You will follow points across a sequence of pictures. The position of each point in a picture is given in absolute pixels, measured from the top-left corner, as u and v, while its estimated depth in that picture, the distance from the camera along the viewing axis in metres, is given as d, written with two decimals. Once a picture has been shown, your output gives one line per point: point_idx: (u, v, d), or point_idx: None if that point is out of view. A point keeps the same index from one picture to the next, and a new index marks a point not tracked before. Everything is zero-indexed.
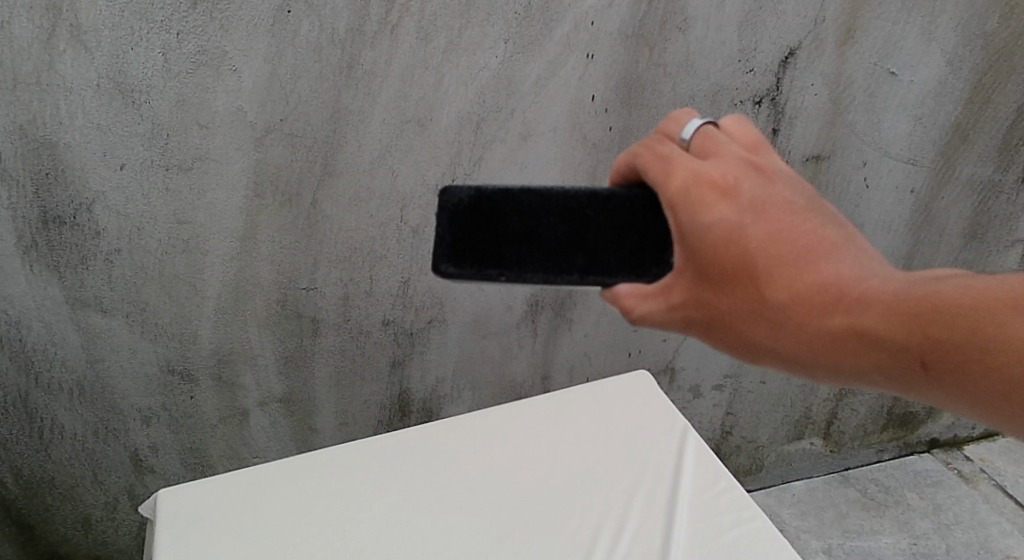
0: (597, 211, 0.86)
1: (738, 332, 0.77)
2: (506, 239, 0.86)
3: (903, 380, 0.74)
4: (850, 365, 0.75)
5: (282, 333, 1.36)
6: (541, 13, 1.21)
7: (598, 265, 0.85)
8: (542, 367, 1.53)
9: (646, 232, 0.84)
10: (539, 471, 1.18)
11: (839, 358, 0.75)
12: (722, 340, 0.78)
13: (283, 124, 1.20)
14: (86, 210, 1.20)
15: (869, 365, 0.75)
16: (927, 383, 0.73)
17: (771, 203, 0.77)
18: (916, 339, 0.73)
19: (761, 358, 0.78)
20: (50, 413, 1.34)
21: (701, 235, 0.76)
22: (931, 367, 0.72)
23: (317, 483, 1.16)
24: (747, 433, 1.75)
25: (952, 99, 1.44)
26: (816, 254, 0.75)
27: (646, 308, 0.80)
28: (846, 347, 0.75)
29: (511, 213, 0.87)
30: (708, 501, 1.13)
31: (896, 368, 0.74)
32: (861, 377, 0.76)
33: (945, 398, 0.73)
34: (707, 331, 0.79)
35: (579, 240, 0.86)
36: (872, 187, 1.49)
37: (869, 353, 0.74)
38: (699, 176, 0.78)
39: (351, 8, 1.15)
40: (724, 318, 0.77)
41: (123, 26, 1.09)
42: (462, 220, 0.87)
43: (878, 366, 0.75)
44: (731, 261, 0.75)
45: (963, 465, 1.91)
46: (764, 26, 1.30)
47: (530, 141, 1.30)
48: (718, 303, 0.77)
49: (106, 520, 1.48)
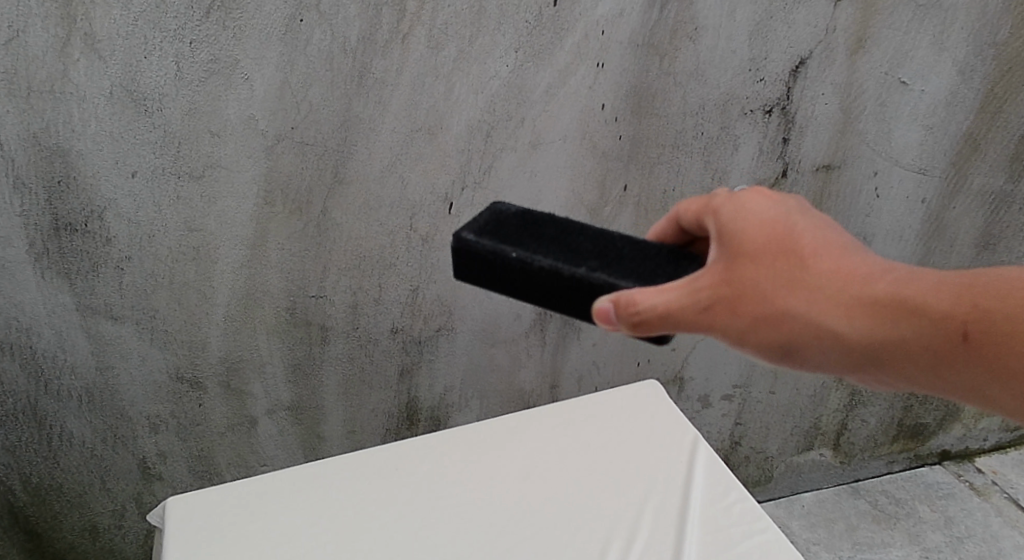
0: (627, 245, 0.94)
1: (775, 305, 0.81)
2: (532, 235, 0.94)
3: (942, 349, 0.81)
4: (892, 336, 0.82)
5: (291, 341, 1.36)
6: (552, 22, 1.21)
7: (607, 269, 0.89)
8: (550, 377, 1.53)
9: (660, 265, 0.90)
10: (548, 480, 1.18)
11: (881, 329, 0.82)
12: (753, 316, 0.82)
13: (294, 133, 1.20)
14: (97, 218, 1.20)
15: (910, 336, 0.82)
16: (969, 352, 0.81)
17: (808, 211, 0.86)
18: (960, 308, 0.81)
19: (796, 332, 0.82)
20: (60, 421, 1.34)
21: (748, 221, 0.83)
22: (972, 334, 0.80)
23: (327, 492, 1.16)
24: (756, 444, 1.74)
25: (963, 109, 1.43)
26: (854, 247, 0.85)
27: (670, 296, 0.83)
28: (889, 318, 0.82)
29: (548, 226, 0.96)
30: (719, 512, 1.13)
31: (941, 339, 0.81)
32: (900, 353, 0.82)
33: (986, 370, 0.80)
34: (735, 311, 0.82)
35: (598, 253, 0.92)
36: (883, 197, 1.49)
37: (913, 323, 0.81)
38: (743, 190, 0.88)
39: (363, 16, 1.15)
40: (760, 292, 0.81)
41: (136, 34, 1.10)
42: (500, 220, 0.96)
43: (920, 336, 0.81)
44: (776, 241, 0.82)
45: (975, 477, 1.89)
46: (775, 35, 1.30)
47: (540, 149, 1.30)
48: (756, 277, 0.82)
49: (114, 528, 1.47)
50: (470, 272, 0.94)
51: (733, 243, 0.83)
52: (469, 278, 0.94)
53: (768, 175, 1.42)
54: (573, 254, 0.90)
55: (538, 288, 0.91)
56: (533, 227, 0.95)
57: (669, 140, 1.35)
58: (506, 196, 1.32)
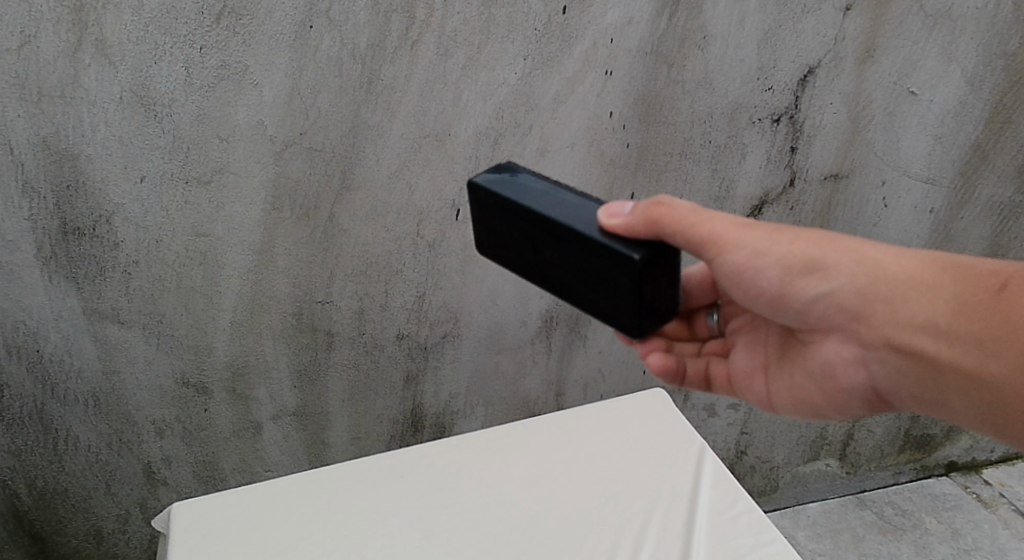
0: None
1: (820, 236, 0.89)
2: None
3: (966, 297, 0.82)
4: (927, 278, 0.84)
5: (297, 346, 1.36)
6: (560, 30, 1.21)
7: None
8: (556, 384, 1.52)
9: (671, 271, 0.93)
10: (554, 489, 1.18)
11: (916, 269, 0.85)
12: (793, 237, 0.89)
13: (303, 139, 1.20)
14: (105, 222, 1.20)
15: (945, 282, 0.84)
16: (996, 302, 0.81)
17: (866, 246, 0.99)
18: (1005, 268, 0.83)
19: (830, 253, 0.88)
20: (66, 425, 1.34)
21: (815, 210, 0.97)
22: (1008, 285, 0.81)
23: (330, 499, 1.16)
24: (762, 454, 1.73)
25: (972, 119, 1.43)
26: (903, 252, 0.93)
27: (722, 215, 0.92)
28: (925, 260, 0.85)
29: None
30: (726, 524, 1.12)
31: (971, 287, 0.83)
32: (924, 294, 0.84)
33: (1005, 320, 0.80)
34: (777, 231, 0.90)
35: None
36: (891, 206, 1.48)
37: (946, 272, 0.84)
38: None
39: (372, 23, 1.15)
40: (808, 229, 0.91)
41: (147, 40, 1.10)
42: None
43: (953, 283, 0.83)
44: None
45: (982, 488, 1.88)
46: (783, 44, 1.30)
47: (548, 156, 1.30)
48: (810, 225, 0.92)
49: (118, 533, 1.47)
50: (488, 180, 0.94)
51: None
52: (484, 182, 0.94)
53: (776, 183, 1.41)
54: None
55: (553, 200, 0.91)
56: None
57: (676, 148, 1.34)
58: None
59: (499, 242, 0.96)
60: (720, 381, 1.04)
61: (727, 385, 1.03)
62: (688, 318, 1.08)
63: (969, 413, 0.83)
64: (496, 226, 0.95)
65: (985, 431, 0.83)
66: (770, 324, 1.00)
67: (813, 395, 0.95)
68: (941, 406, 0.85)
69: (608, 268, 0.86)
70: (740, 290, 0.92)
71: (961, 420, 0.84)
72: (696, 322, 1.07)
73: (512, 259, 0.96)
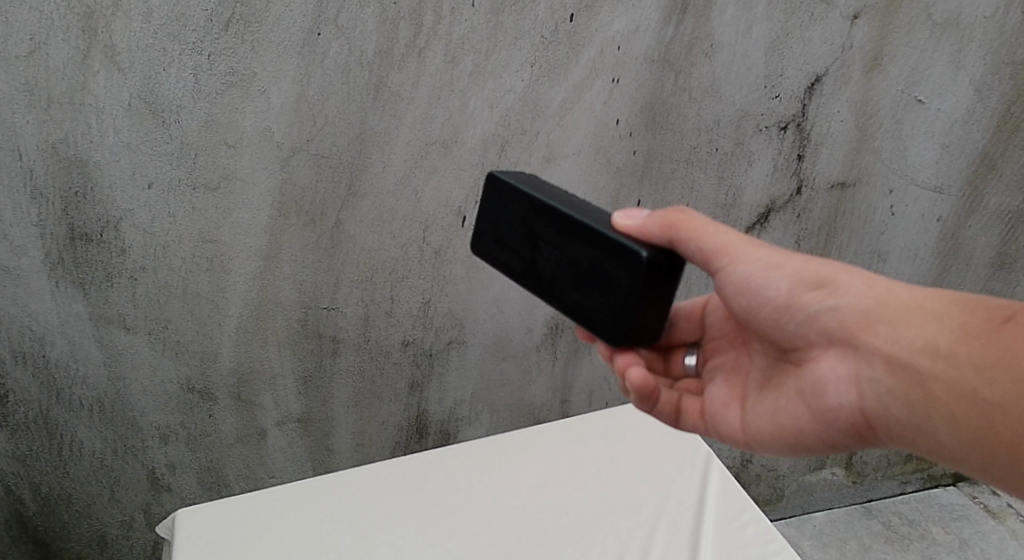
0: None
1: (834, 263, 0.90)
2: None
3: (971, 324, 0.81)
4: (934, 304, 0.84)
5: (302, 353, 1.36)
6: (568, 38, 1.21)
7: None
8: (561, 391, 1.52)
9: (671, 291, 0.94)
10: (560, 497, 1.17)
11: (925, 297, 0.85)
12: (804, 258, 0.90)
13: (310, 145, 1.20)
14: (113, 227, 1.20)
15: (953, 310, 0.83)
16: (1001, 329, 0.79)
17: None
18: (1016, 303, 0.82)
19: (842, 275, 0.88)
20: (70, 430, 1.34)
21: None
22: (1014, 317, 0.80)
23: (335, 507, 1.15)
24: (767, 462, 1.73)
25: (979, 128, 1.43)
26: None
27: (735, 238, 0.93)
28: (936, 291, 0.85)
29: None
30: (733, 534, 1.12)
31: (978, 315, 0.81)
32: (929, 317, 0.83)
33: (1007, 348, 0.78)
34: (789, 253, 0.91)
35: None
36: (898, 215, 1.48)
37: (955, 302, 0.83)
38: None
39: (380, 30, 1.15)
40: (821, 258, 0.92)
41: (156, 47, 1.10)
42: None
43: (961, 311, 0.82)
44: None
45: (990, 499, 1.88)
46: (791, 52, 1.30)
47: (554, 164, 1.30)
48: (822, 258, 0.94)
49: (121, 539, 1.47)
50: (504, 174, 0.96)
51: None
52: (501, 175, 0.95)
53: (783, 191, 1.41)
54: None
55: (566, 201, 0.93)
56: None
57: (683, 156, 1.34)
58: None
59: (498, 240, 0.95)
60: (692, 413, 1.00)
61: (701, 417, 0.99)
62: (665, 353, 1.06)
63: (955, 443, 0.80)
64: (500, 219, 0.95)
65: (970, 464, 0.80)
66: (756, 358, 0.97)
67: (794, 421, 0.91)
68: (927, 435, 0.82)
69: (612, 268, 0.87)
70: (745, 302, 0.91)
71: (945, 452, 0.81)
72: (673, 360, 1.05)
73: (506, 259, 0.95)
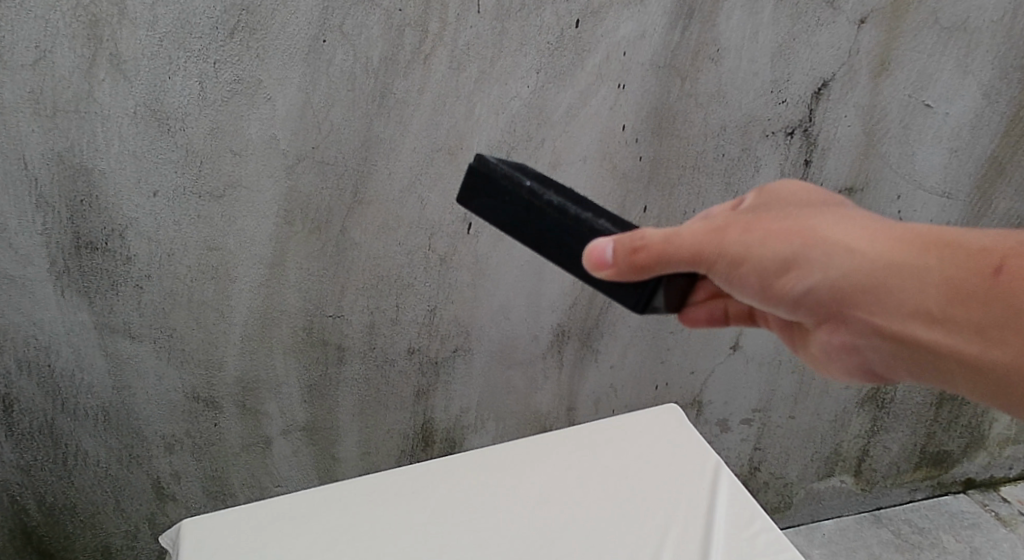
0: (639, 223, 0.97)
1: (792, 224, 0.85)
2: (552, 183, 0.96)
3: (960, 282, 0.81)
4: (913, 264, 0.82)
5: (307, 360, 1.35)
6: (574, 44, 1.21)
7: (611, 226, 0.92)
8: (567, 399, 1.51)
9: None
10: (567, 506, 1.16)
11: (902, 255, 0.82)
12: (762, 231, 0.85)
13: (315, 152, 1.20)
14: (118, 236, 1.20)
15: (936, 268, 0.82)
16: (993, 286, 0.80)
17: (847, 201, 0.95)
18: (996, 247, 0.82)
19: (808, 250, 0.84)
20: (75, 440, 1.34)
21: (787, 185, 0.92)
22: (1004, 267, 0.80)
23: (342, 516, 1.15)
24: (775, 470, 1.72)
25: (988, 132, 1.42)
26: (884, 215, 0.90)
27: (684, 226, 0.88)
28: (911, 244, 0.83)
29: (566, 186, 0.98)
30: (743, 543, 1.10)
31: (968, 270, 0.81)
32: (913, 283, 0.82)
33: (1006, 306, 0.79)
34: (745, 229, 0.86)
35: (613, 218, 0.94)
36: (906, 220, 1.47)
37: (938, 254, 0.82)
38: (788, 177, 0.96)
39: (385, 37, 1.15)
40: (776, 217, 0.87)
41: (161, 55, 1.10)
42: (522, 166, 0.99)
43: (943, 265, 0.81)
44: (805, 193, 0.90)
45: (1001, 506, 1.86)
46: (797, 57, 1.29)
47: (560, 170, 1.29)
48: (779, 209, 0.88)
49: (126, 549, 1.46)
50: (473, 203, 0.93)
51: (772, 193, 0.91)
52: (473, 206, 0.93)
53: None
54: (582, 204, 0.93)
55: (541, 226, 0.92)
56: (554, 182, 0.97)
57: (689, 161, 1.34)
58: None
59: None
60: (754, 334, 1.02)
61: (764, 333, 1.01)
62: None
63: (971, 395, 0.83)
64: None
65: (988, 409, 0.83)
66: None
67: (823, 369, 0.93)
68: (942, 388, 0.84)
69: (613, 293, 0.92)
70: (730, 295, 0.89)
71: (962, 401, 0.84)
72: None
73: None
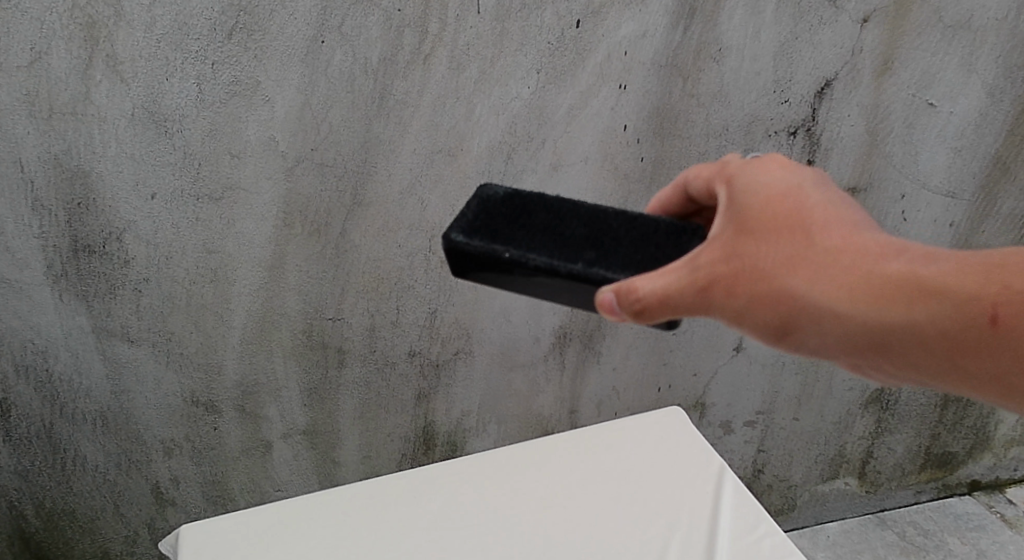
0: (621, 224, 0.89)
1: (774, 280, 0.76)
2: (523, 225, 0.88)
3: (958, 334, 0.74)
4: (907, 320, 0.75)
5: (307, 364, 1.34)
6: (574, 43, 1.20)
7: (605, 264, 0.84)
8: (569, 402, 1.50)
9: (662, 246, 0.87)
10: (570, 510, 1.15)
11: (893, 310, 0.75)
12: (747, 293, 0.77)
13: (315, 154, 1.19)
14: (116, 239, 1.19)
15: (932, 322, 0.75)
16: (993, 339, 0.74)
17: (826, 182, 0.82)
18: (990, 287, 0.74)
19: (797, 314, 0.76)
20: (73, 445, 1.33)
21: (757, 193, 0.79)
22: (1003, 316, 0.73)
23: (342, 521, 1.13)
24: (779, 472, 1.71)
25: (992, 131, 1.41)
26: (866, 223, 0.78)
27: (666, 279, 0.79)
28: (904, 296, 0.75)
29: (538, 210, 0.90)
30: (749, 548, 1.09)
31: (965, 322, 0.74)
32: (911, 340, 0.76)
33: (1009, 359, 0.74)
34: (730, 289, 0.77)
35: (595, 241, 0.87)
36: (910, 220, 1.46)
37: (933, 304, 0.74)
38: (758, 158, 0.83)
39: (384, 38, 1.14)
40: (758, 267, 0.77)
41: (159, 56, 1.09)
42: (488, 208, 0.90)
43: (938, 318, 0.74)
44: (778, 212, 0.77)
45: (1006, 508, 1.85)
46: (800, 56, 1.28)
47: (562, 170, 1.28)
48: (759, 251, 0.77)
49: (126, 554, 1.46)
50: (469, 276, 0.89)
51: (740, 213, 0.79)
52: (470, 278, 0.89)
53: None
54: (567, 251, 0.85)
55: (543, 287, 0.86)
56: (524, 218, 0.89)
57: (692, 162, 1.33)
58: None
59: None
60: None
61: None
62: None
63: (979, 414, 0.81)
64: None
65: None
66: None
67: None
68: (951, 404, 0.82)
69: None
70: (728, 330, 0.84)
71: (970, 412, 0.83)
72: None
73: None
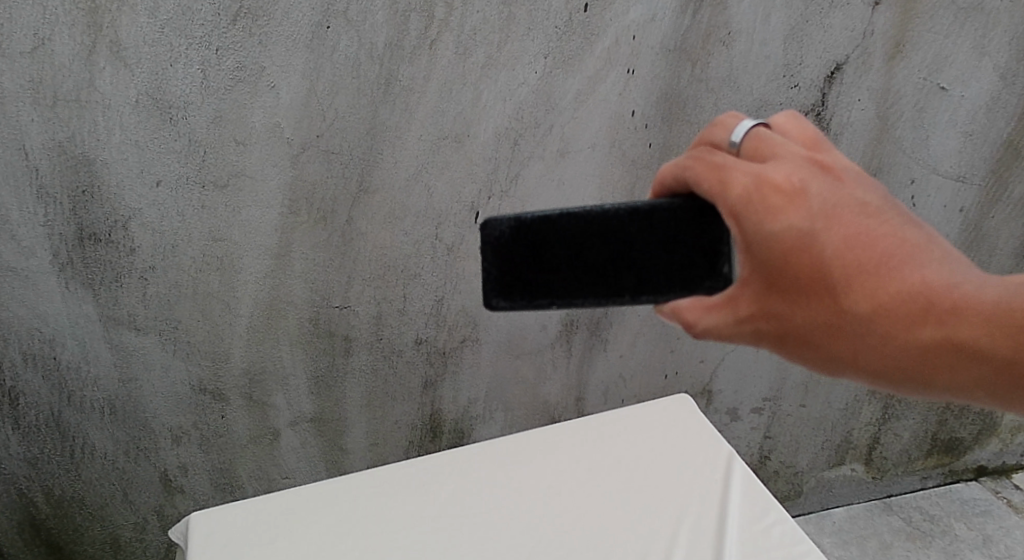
0: (640, 227, 0.79)
1: (814, 345, 0.73)
2: (550, 263, 0.81)
3: (997, 391, 0.72)
4: (947, 379, 0.72)
5: (314, 352, 1.34)
6: (583, 28, 1.19)
7: (650, 283, 0.79)
8: (576, 389, 1.49)
9: (692, 245, 0.78)
10: (579, 499, 1.15)
11: (934, 371, 0.72)
12: (792, 351, 0.74)
13: (320, 141, 1.18)
14: (121, 227, 1.19)
15: (972, 381, 0.72)
16: None
17: (841, 206, 0.72)
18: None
19: (840, 370, 0.74)
20: (83, 432, 1.33)
21: (773, 241, 0.71)
22: None
23: (351, 509, 1.13)
24: (786, 458, 1.70)
25: (1004, 115, 1.39)
26: (895, 261, 0.71)
27: (710, 322, 0.76)
28: (943, 357, 0.72)
29: (554, 239, 0.81)
30: (757, 536, 1.09)
31: (1003, 382, 0.71)
32: (953, 393, 0.74)
33: None
34: (776, 344, 0.75)
35: (627, 257, 0.80)
36: (919, 206, 1.45)
37: (971, 365, 0.72)
38: (765, 178, 0.73)
39: (390, 23, 1.13)
40: (796, 330, 0.73)
41: (162, 42, 1.08)
42: (505, 254, 0.82)
43: (977, 379, 0.72)
44: (801, 270, 0.71)
45: (1013, 493, 1.84)
46: (810, 40, 1.27)
47: (568, 156, 1.27)
48: (795, 311, 0.73)
49: (135, 541, 1.46)
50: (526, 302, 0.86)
51: (762, 266, 0.73)
52: None
53: None
54: (607, 284, 0.80)
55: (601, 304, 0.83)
56: (545, 253, 0.81)
57: None
58: (533, 204, 1.29)
59: None
60: None
61: None
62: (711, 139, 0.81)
63: None
64: None
65: None
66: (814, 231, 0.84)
67: None
68: None
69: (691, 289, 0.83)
70: None
71: None
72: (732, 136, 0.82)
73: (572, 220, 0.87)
